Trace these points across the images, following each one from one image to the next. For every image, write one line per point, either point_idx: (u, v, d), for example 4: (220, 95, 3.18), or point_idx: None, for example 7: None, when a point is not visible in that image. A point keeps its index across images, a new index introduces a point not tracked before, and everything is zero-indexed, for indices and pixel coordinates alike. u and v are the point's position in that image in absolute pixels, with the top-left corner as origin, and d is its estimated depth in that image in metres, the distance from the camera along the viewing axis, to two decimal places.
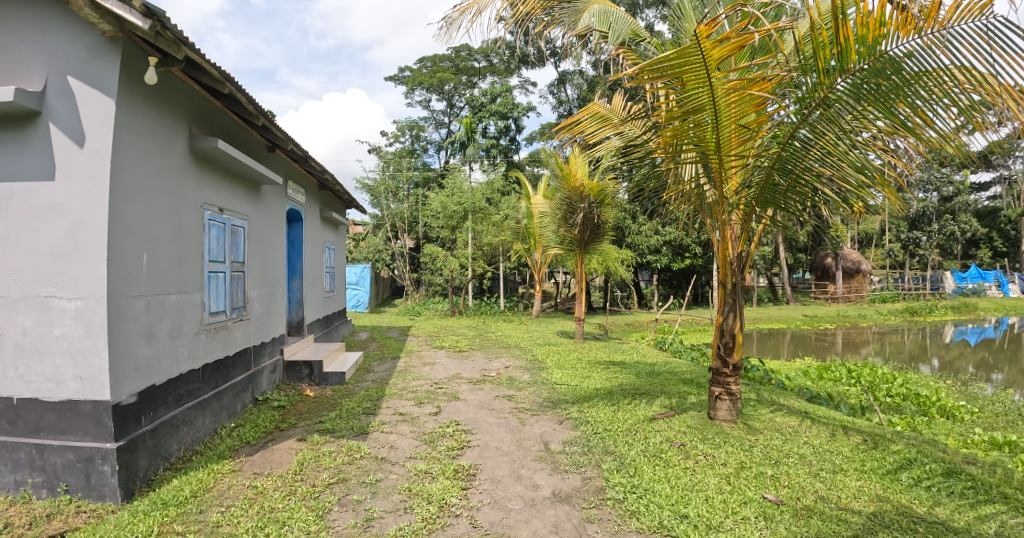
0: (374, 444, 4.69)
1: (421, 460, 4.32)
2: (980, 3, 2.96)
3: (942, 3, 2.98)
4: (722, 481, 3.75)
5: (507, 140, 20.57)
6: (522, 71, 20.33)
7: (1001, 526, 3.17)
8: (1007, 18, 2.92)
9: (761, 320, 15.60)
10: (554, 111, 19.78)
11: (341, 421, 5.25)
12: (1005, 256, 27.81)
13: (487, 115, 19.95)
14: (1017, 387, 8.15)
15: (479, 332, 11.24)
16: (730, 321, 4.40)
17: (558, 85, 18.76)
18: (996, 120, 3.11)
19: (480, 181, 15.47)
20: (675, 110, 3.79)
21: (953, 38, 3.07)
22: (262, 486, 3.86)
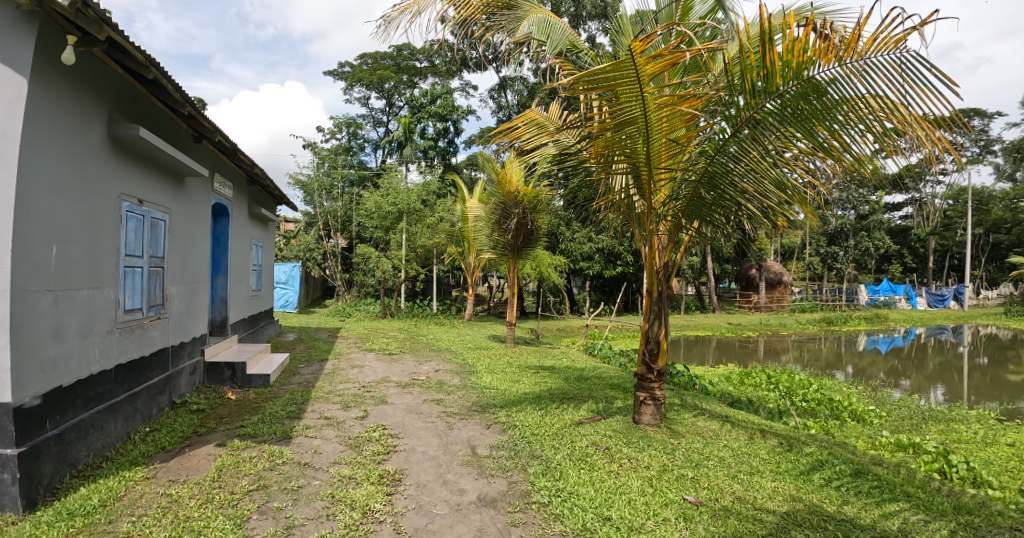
0: (297, 449, 4.54)
1: (345, 466, 4.20)
2: (895, 37, 3.16)
3: (861, 35, 3.18)
4: (645, 483, 3.83)
5: (445, 142, 20.45)
6: (463, 74, 20.32)
7: (903, 523, 3.39)
8: (919, 53, 3.14)
9: (688, 327, 16.17)
10: (493, 116, 19.87)
11: (263, 425, 5.05)
12: (914, 272, 29.97)
13: (426, 116, 19.80)
14: (922, 394, 8.73)
15: (410, 336, 11.10)
16: (656, 328, 4.52)
17: (499, 90, 18.87)
18: (906, 147, 3.34)
19: (416, 182, 15.14)
20: (608, 121, 3.85)
21: (870, 68, 3.28)
22: (177, 494, 3.65)
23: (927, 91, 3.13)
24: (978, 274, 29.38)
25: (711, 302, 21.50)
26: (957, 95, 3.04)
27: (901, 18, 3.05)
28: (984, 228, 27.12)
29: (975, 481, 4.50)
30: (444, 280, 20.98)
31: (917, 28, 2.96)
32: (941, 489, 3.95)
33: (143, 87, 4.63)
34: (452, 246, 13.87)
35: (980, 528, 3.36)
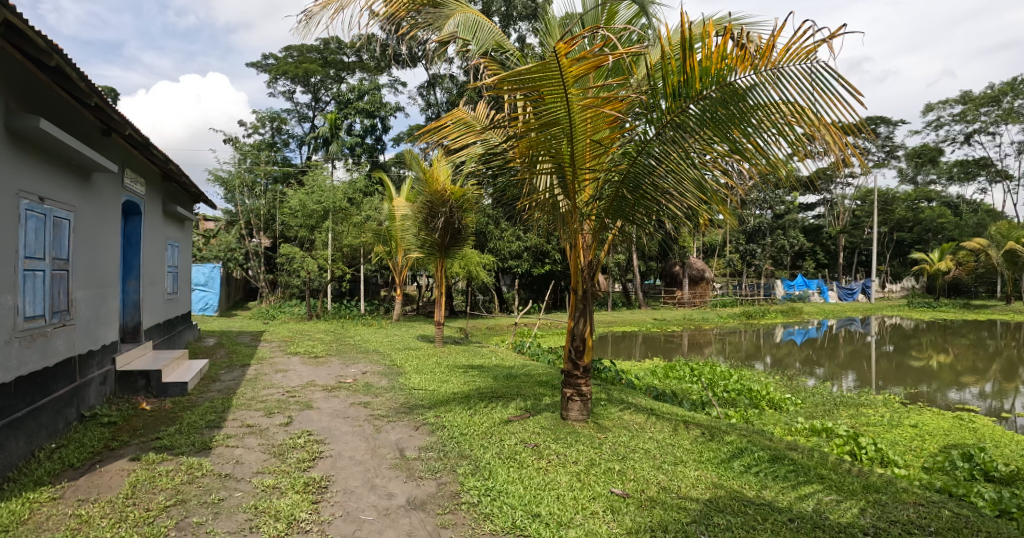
0: (218, 460, 4.32)
1: (269, 475, 4.04)
2: (807, 48, 3.36)
3: (775, 44, 3.36)
4: (573, 478, 3.90)
5: (373, 139, 20.13)
6: (392, 71, 20.04)
7: (817, 503, 3.59)
8: (828, 64, 3.34)
9: (615, 322, 16.62)
10: (422, 113, 19.70)
11: (180, 436, 4.77)
12: (825, 267, 32.12)
13: (354, 112, 19.37)
14: (833, 381, 9.38)
15: (337, 337, 10.83)
16: (581, 325, 4.60)
17: (428, 87, 18.74)
18: (815, 151, 3.56)
19: (341, 179, 15.00)
20: (532, 121, 3.89)
21: (784, 76, 3.47)
22: (87, 515, 3.39)
23: (835, 100, 3.34)
24: (882, 269, 31.81)
25: (637, 299, 22.18)
26: (862, 103, 3.25)
27: (812, 30, 3.24)
28: (887, 227, 29.37)
29: (881, 460, 4.85)
30: (374, 280, 20.61)
31: (826, 40, 3.15)
32: (851, 470, 4.23)
33: (45, 76, 4.27)
34: (379, 245, 13.64)
35: (887, 503, 3.61)
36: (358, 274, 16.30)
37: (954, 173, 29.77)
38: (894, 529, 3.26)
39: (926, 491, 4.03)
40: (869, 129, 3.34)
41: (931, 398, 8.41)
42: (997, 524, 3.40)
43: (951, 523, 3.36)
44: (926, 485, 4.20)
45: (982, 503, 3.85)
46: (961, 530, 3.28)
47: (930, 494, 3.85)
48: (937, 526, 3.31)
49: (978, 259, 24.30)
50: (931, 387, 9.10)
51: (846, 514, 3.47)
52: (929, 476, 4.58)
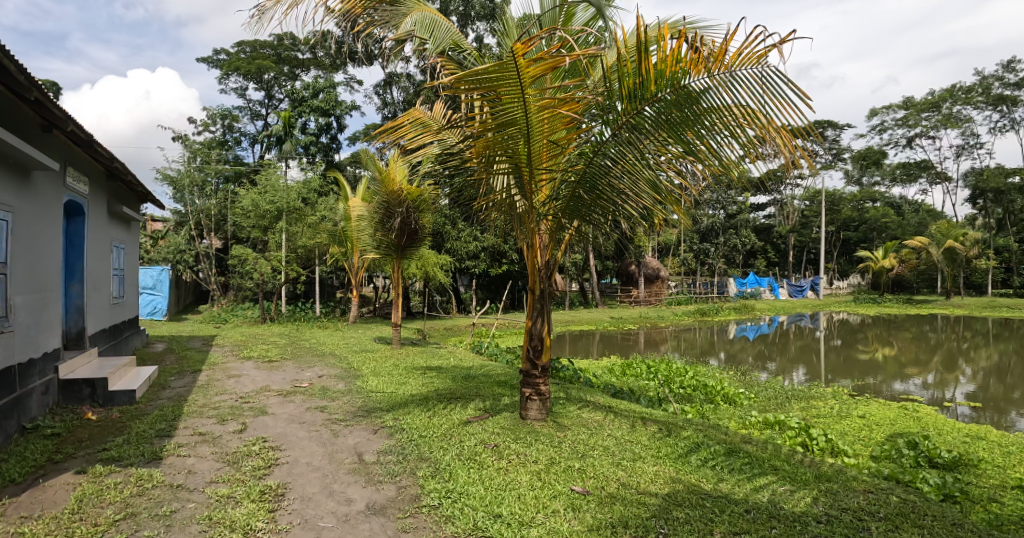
0: (169, 470, 4.16)
1: (223, 484, 3.91)
2: (758, 53, 3.46)
3: (727, 49, 3.45)
4: (533, 478, 3.90)
5: (327, 138, 19.78)
6: (347, 68, 19.71)
7: (771, 494, 3.68)
8: (778, 68, 3.45)
9: (572, 322, 16.78)
10: (379, 112, 19.46)
11: (129, 446, 4.57)
12: (776, 265, 33.23)
13: (308, 110, 18.98)
14: (783, 375, 9.69)
15: (291, 341, 10.58)
16: (539, 325, 4.61)
17: (384, 86, 18.52)
18: (765, 152, 3.68)
19: (296, 178, 14.66)
20: (489, 121, 3.87)
21: (736, 80, 3.57)
22: (30, 532, 3.21)
23: (784, 104, 3.44)
24: (830, 267, 33.09)
25: (594, 298, 22.42)
26: (809, 108, 3.37)
27: (763, 36, 3.33)
28: (834, 226, 30.56)
29: (832, 450, 5.03)
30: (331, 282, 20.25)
31: (776, 45, 3.25)
32: (803, 460, 4.37)
33: None
34: (334, 245, 13.40)
35: (838, 492, 3.72)
36: (314, 275, 15.99)
37: (897, 175, 31.21)
38: (846, 516, 3.36)
39: (873, 478, 4.19)
40: (817, 132, 3.46)
41: (876, 389, 8.79)
42: (940, 508, 3.55)
43: (898, 509, 3.49)
44: (875, 473, 4.37)
45: (927, 488, 4.04)
46: (907, 514, 3.41)
47: (878, 482, 4.00)
48: (886, 512, 3.43)
49: (919, 256, 25.54)
50: (876, 379, 9.50)
51: (799, 503, 3.56)
52: (877, 464, 4.77)
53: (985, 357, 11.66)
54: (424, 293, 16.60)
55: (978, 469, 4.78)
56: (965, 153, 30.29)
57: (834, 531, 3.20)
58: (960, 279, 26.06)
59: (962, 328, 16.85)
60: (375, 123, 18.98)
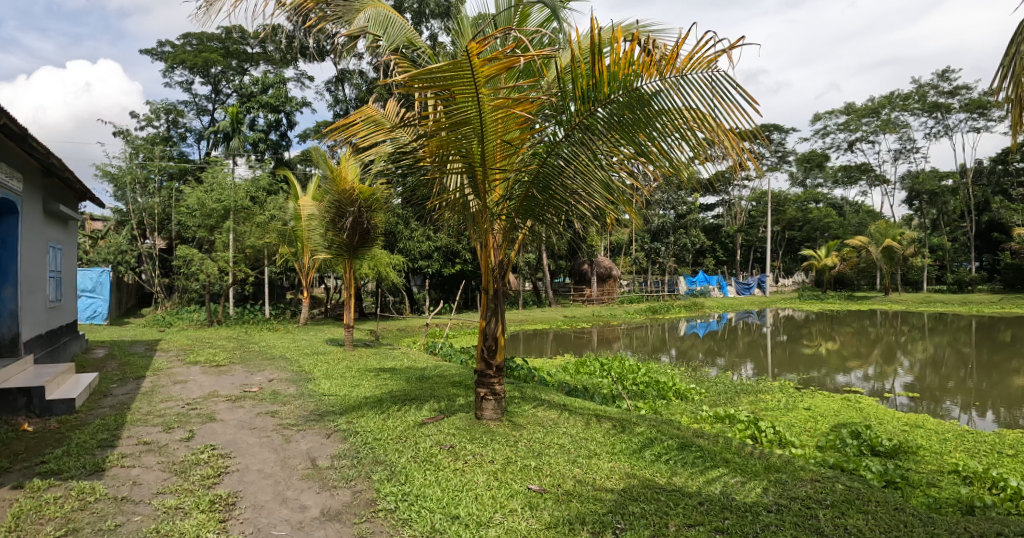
0: (112, 482, 3.96)
1: (171, 495, 3.75)
2: (709, 57, 3.54)
3: (678, 53, 3.52)
4: (490, 477, 3.87)
5: (277, 135, 19.27)
6: (298, 63, 19.23)
7: (724, 485, 3.74)
8: (726, 73, 3.55)
9: (526, 321, 16.88)
10: (330, 109, 19.10)
11: (68, 458, 4.32)
12: (724, 263, 34.33)
13: (257, 106, 18.45)
14: (731, 370, 10.01)
15: (240, 344, 10.26)
16: (492, 324, 4.62)
17: (336, 82, 18.18)
18: (714, 155, 3.79)
19: (244, 176, 14.21)
20: (443, 120, 3.83)
21: (686, 83, 3.64)
22: None
23: (732, 108, 3.54)
24: (775, 265, 34.36)
25: (547, 297, 22.61)
26: (757, 112, 3.47)
27: (713, 41, 3.41)
28: (780, 226, 31.77)
29: (780, 442, 5.21)
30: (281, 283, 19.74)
31: (726, 50, 3.34)
32: (753, 452, 4.48)
33: None
34: (284, 245, 13.07)
35: (787, 481, 3.81)
36: (263, 276, 15.56)
37: (838, 177, 32.66)
38: (795, 505, 3.43)
39: (820, 468, 4.35)
40: (763, 135, 3.57)
41: (821, 382, 9.17)
42: (883, 494, 3.69)
43: (844, 496, 3.59)
44: (822, 463, 4.54)
45: (871, 476, 4.23)
46: (853, 501, 3.51)
47: (824, 471, 4.14)
48: (833, 499, 3.53)
49: (860, 255, 26.82)
50: (821, 372, 9.92)
51: (750, 493, 3.62)
52: (823, 453, 4.96)
53: (919, 350, 12.33)
54: (377, 294, 16.37)
55: (917, 455, 5.03)
56: (901, 157, 31.92)
57: (783, 519, 3.26)
58: (897, 277, 27.47)
59: (900, 322, 17.75)
60: (326, 120, 18.62)
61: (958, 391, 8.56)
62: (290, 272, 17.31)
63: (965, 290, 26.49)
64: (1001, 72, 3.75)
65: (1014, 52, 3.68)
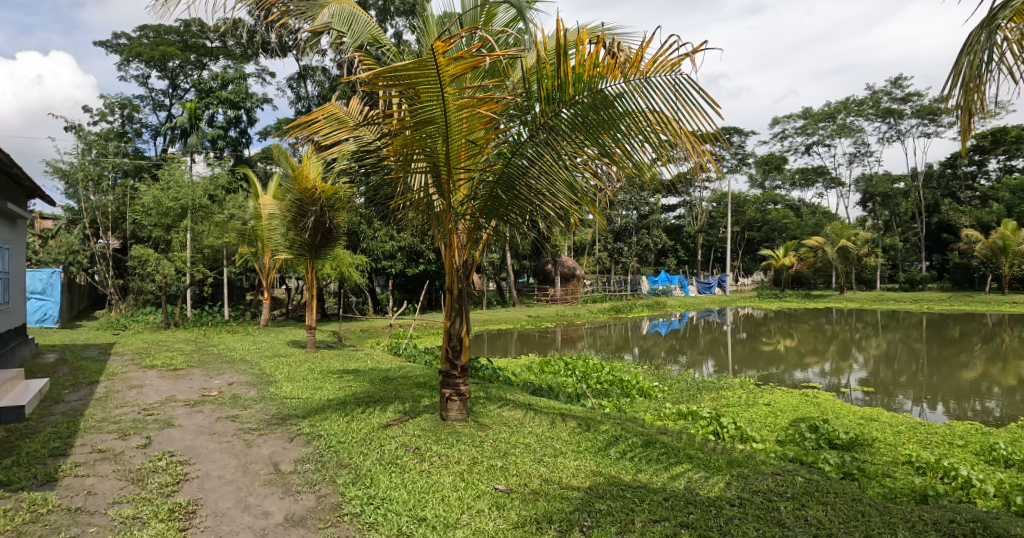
0: (65, 492, 3.79)
1: (128, 504, 3.62)
2: (672, 61, 3.60)
3: (642, 56, 3.57)
4: (456, 478, 3.83)
5: (236, 132, 18.79)
6: (259, 59, 18.78)
7: (688, 481, 3.79)
8: (689, 77, 3.61)
9: (490, 321, 16.89)
10: (292, 106, 18.74)
11: (17, 469, 4.11)
12: (686, 263, 35.02)
13: (216, 101, 17.94)
14: (693, 367, 10.22)
15: (198, 347, 9.96)
16: (457, 325, 4.59)
17: (298, 79, 17.84)
18: (676, 157, 3.85)
19: (201, 174, 13.80)
20: (407, 119, 3.80)
21: (650, 86, 3.69)
22: None
23: (695, 111, 3.60)
24: (736, 265, 35.23)
25: (511, 296, 22.66)
26: (718, 115, 3.55)
27: (676, 45, 3.46)
28: (740, 227, 32.62)
29: (741, 437, 5.33)
30: (240, 284, 19.26)
31: (688, 54, 3.40)
32: (715, 448, 4.57)
33: None
34: (243, 245, 12.77)
35: (749, 475, 3.89)
36: (222, 277, 15.16)
37: (796, 179, 33.68)
38: (757, 499, 3.51)
39: (781, 461, 4.48)
40: (724, 138, 3.65)
41: (779, 378, 9.44)
42: (840, 486, 3.81)
43: (804, 488, 3.70)
44: (782, 457, 4.67)
45: (829, 468, 4.37)
46: (813, 493, 3.61)
47: (784, 465, 4.24)
48: (793, 491, 3.63)
49: (817, 255, 27.73)
50: (779, 369, 10.21)
51: (714, 488, 3.69)
52: (783, 448, 5.10)
53: (872, 346, 12.81)
54: (340, 294, 16.12)
55: (872, 447, 5.23)
56: (856, 160, 33.10)
57: (746, 512, 3.34)
58: (851, 276, 28.46)
59: (854, 319, 18.42)
60: (288, 117, 18.25)
61: (908, 385, 8.92)
62: (250, 272, 16.90)
63: (915, 288, 27.65)
64: (950, 82, 3.72)
65: (962, 60, 3.66)
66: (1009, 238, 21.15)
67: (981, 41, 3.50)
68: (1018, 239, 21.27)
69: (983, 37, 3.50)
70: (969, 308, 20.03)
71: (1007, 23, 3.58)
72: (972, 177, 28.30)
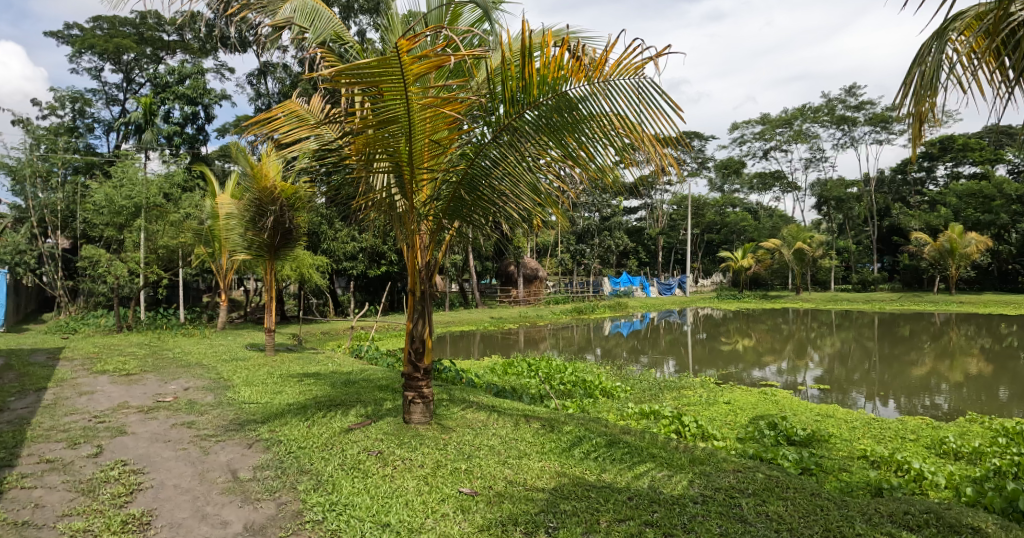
0: (8, 506, 3.58)
1: (77, 517, 3.44)
2: (635, 64, 3.64)
3: (606, 59, 3.60)
4: (420, 482, 3.77)
5: (193, 129, 18.22)
6: (217, 54, 18.26)
7: (652, 480, 3.83)
8: (652, 80, 3.65)
9: (453, 322, 16.82)
10: (252, 103, 18.28)
11: None
12: (647, 265, 35.57)
13: (172, 97, 17.37)
14: (654, 367, 10.38)
15: (152, 351, 9.60)
16: (420, 327, 4.53)
17: (258, 75, 17.43)
18: (639, 160, 3.88)
19: (156, 171, 13.32)
20: (370, 118, 3.72)
21: (614, 89, 3.72)
22: None
23: (658, 114, 3.64)
24: (696, 266, 35.97)
25: (474, 298, 22.63)
26: (680, 119, 3.61)
27: (640, 48, 3.50)
28: (701, 229, 33.34)
29: (702, 435, 5.43)
30: (196, 285, 18.69)
31: (652, 58, 3.44)
32: (678, 447, 4.62)
33: None
34: (200, 246, 12.39)
35: (711, 473, 3.94)
36: (178, 278, 14.69)
37: (754, 184, 34.61)
38: (719, 496, 3.57)
39: (742, 458, 4.57)
40: (685, 142, 3.70)
41: (739, 377, 9.65)
42: (800, 481, 3.90)
43: (765, 484, 3.77)
44: (743, 453, 4.76)
45: (789, 464, 4.49)
46: (773, 489, 3.69)
47: (745, 462, 4.32)
48: (754, 488, 3.70)
49: (773, 256, 28.52)
50: (738, 367, 10.44)
51: (677, 486, 3.73)
52: (743, 445, 5.21)
53: (827, 345, 13.25)
54: (300, 296, 15.79)
55: (828, 443, 5.39)
56: (811, 165, 34.18)
57: (709, 509, 3.39)
58: (807, 277, 29.37)
59: (810, 320, 18.99)
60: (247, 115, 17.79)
61: (861, 383, 9.23)
62: (206, 273, 16.41)
63: (867, 289, 28.70)
64: (902, 90, 3.85)
65: (914, 71, 3.80)
66: (955, 241, 22.16)
67: (933, 51, 3.66)
68: (964, 242, 22.29)
69: (935, 48, 3.66)
70: (918, 308, 20.88)
71: (955, 38, 3.76)
72: (921, 183, 29.60)
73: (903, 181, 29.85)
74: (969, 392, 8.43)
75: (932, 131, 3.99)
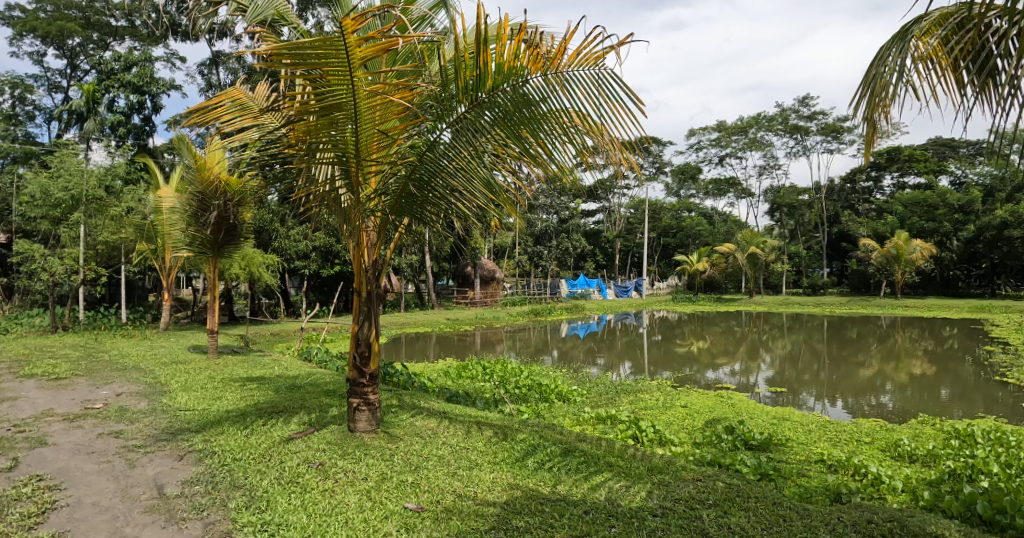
0: None
1: None
2: (595, 55, 3.47)
3: (566, 49, 3.43)
4: (362, 498, 3.52)
5: (139, 119, 17.27)
6: (167, 41, 17.42)
7: (608, 492, 3.67)
8: (612, 71, 3.49)
9: (409, 324, 16.46)
10: (202, 94, 17.48)
11: None
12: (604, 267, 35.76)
13: (117, 85, 16.46)
14: (610, 369, 10.33)
15: (87, 353, 8.94)
16: (365, 330, 4.27)
17: (210, 65, 16.72)
18: (601, 162, 3.71)
19: (97, 163, 12.53)
20: (313, 103, 3.47)
21: (573, 81, 3.55)
22: None
23: (618, 108, 3.49)
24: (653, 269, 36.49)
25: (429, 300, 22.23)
26: (642, 114, 3.45)
27: (600, 37, 3.35)
28: (657, 232, 34.00)
29: (660, 440, 5.33)
30: (140, 284, 17.77)
31: (613, 46, 3.30)
32: (636, 455, 4.47)
33: None
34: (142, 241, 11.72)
35: (669, 483, 3.82)
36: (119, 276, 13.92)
37: (710, 189, 35.32)
38: (679, 508, 3.45)
39: (701, 466, 4.43)
40: (644, 144, 3.55)
41: (693, 380, 9.60)
42: (760, 490, 3.81)
43: (725, 495, 3.66)
44: (701, 460, 4.65)
45: (747, 470, 4.41)
46: (734, 499, 3.58)
47: (705, 470, 4.20)
48: (714, 498, 3.59)
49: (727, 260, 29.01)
50: (692, 369, 10.50)
51: (635, 499, 3.58)
52: (701, 449, 5.12)
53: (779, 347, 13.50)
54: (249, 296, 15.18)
55: (785, 447, 5.36)
56: (765, 172, 35.04)
57: (669, 522, 3.27)
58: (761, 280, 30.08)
59: (762, 322, 19.44)
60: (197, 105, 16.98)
61: (812, 384, 9.33)
62: (151, 272, 15.60)
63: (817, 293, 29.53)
64: (859, 94, 3.80)
65: (871, 74, 3.75)
66: (902, 247, 22.87)
67: (892, 53, 3.59)
68: (909, 248, 23.09)
69: (896, 49, 3.60)
70: (867, 312, 21.50)
71: (915, 41, 3.70)
72: (868, 192, 30.68)
73: (852, 190, 30.90)
74: (913, 392, 8.64)
75: (885, 137, 3.96)
